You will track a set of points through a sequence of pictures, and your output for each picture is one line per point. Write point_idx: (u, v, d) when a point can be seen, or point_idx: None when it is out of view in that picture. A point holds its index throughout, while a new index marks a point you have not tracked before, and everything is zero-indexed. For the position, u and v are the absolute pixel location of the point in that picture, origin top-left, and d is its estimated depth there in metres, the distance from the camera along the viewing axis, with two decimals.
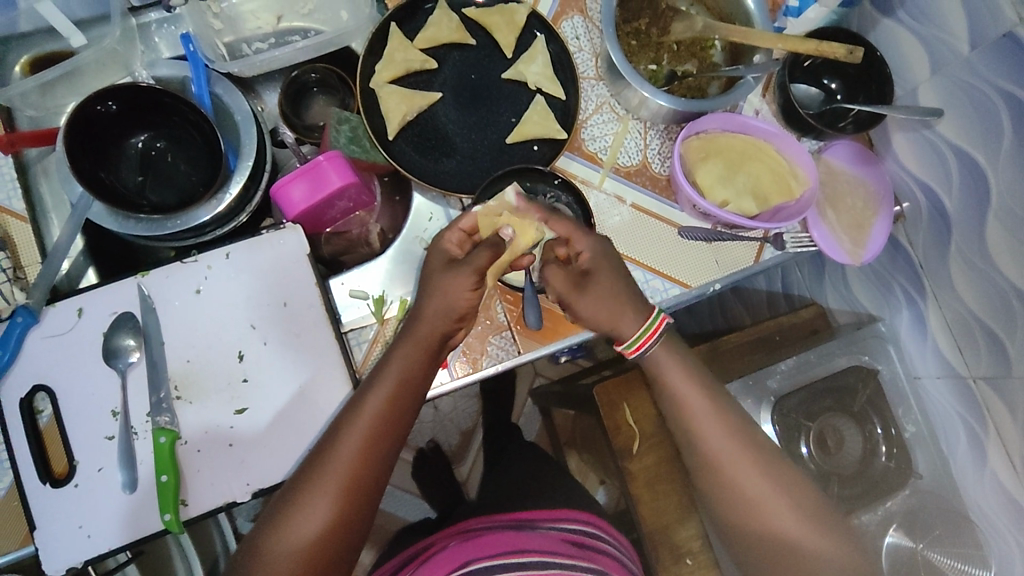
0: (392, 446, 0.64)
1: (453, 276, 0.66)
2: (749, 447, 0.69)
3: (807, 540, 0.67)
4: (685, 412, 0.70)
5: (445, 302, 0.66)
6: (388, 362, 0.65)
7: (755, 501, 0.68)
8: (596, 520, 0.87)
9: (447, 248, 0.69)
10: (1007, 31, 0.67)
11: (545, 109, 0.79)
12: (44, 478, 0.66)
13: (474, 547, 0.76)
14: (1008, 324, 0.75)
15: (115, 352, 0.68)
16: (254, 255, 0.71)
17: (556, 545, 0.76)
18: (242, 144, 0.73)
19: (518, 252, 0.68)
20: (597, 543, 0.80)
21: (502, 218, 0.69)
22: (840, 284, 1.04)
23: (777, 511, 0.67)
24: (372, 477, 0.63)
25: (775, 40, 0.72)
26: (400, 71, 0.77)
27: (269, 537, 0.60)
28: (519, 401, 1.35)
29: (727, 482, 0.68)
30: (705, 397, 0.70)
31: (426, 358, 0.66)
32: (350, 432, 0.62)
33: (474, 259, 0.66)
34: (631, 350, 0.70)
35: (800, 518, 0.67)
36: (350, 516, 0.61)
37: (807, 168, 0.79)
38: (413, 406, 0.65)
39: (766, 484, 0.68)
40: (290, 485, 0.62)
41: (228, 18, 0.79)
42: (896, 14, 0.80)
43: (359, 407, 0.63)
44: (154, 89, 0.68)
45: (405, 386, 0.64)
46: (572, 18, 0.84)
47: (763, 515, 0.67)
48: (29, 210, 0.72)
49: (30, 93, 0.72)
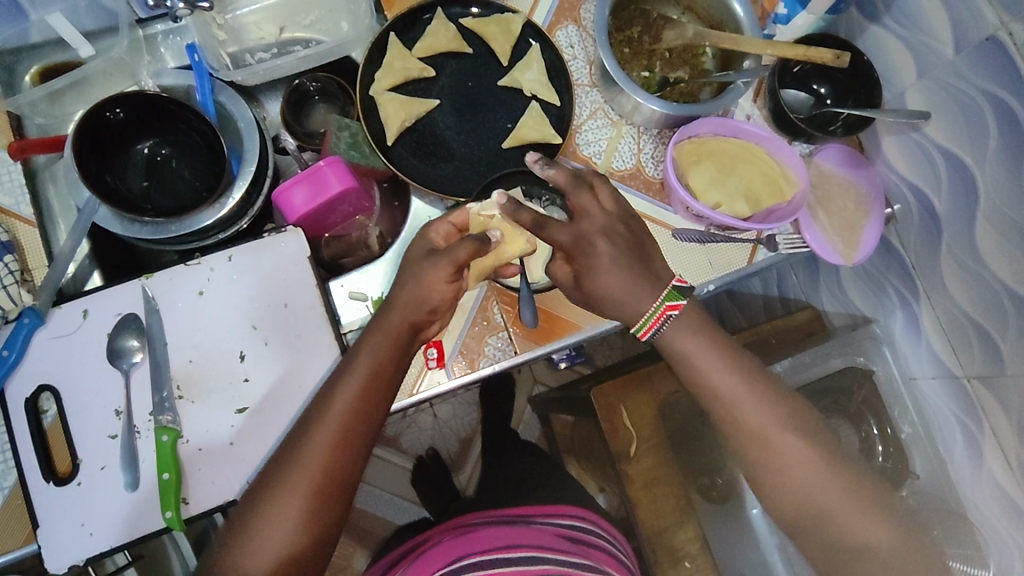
0: (364, 442, 0.64)
1: (432, 267, 0.65)
2: (792, 423, 0.67)
3: (869, 537, 0.63)
4: (722, 393, 0.68)
5: (420, 293, 0.65)
6: (355, 357, 0.65)
7: (806, 492, 0.65)
8: (589, 515, 0.90)
9: (431, 239, 0.70)
10: (990, 35, 0.68)
11: (541, 114, 0.81)
12: (48, 476, 0.67)
13: (465, 542, 0.80)
14: (999, 322, 0.75)
15: (119, 353, 0.69)
16: (256, 258, 0.73)
17: (548, 539, 0.79)
18: (245, 150, 0.75)
19: (503, 258, 0.73)
20: (592, 537, 0.84)
21: (493, 222, 0.71)
22: (835, 287, 1.06)
23: (844, 509, 0.64)
24: (342, 474, 0.62)
25: (764, 46, 0.74)
26: (399, 79, 0.79)
27: (241, 538, 0.60)
28: (518, 409, 1.36)
29: (772, 466, 0.66)
30: (733, 373, 0.68)
31: (396, 352, 0.65)
32: (318, 430, 0.62)
33: (453, 250, 0.65)
34: (642, 333, 0.69)
35: (863, 513, 0.64)
36: (320, 514, 0.61)
37: (798, 170, 0.81)
38: (383, 400, 0.65)
39: (820, 473, 0.65)
40: (261, 484, 0.62)
41: (232, 30, 0.82)
42: (882, 21, 0.82)
43: (330, 399, 0.63)
44: (160, 96, 0.70)
45: (376, 377, 0.64)
46: (566, 27, 0.86)
47: (826, 510, 0.64)
48: (36, 215, 0.74)
49: (40, 101, 0.75)
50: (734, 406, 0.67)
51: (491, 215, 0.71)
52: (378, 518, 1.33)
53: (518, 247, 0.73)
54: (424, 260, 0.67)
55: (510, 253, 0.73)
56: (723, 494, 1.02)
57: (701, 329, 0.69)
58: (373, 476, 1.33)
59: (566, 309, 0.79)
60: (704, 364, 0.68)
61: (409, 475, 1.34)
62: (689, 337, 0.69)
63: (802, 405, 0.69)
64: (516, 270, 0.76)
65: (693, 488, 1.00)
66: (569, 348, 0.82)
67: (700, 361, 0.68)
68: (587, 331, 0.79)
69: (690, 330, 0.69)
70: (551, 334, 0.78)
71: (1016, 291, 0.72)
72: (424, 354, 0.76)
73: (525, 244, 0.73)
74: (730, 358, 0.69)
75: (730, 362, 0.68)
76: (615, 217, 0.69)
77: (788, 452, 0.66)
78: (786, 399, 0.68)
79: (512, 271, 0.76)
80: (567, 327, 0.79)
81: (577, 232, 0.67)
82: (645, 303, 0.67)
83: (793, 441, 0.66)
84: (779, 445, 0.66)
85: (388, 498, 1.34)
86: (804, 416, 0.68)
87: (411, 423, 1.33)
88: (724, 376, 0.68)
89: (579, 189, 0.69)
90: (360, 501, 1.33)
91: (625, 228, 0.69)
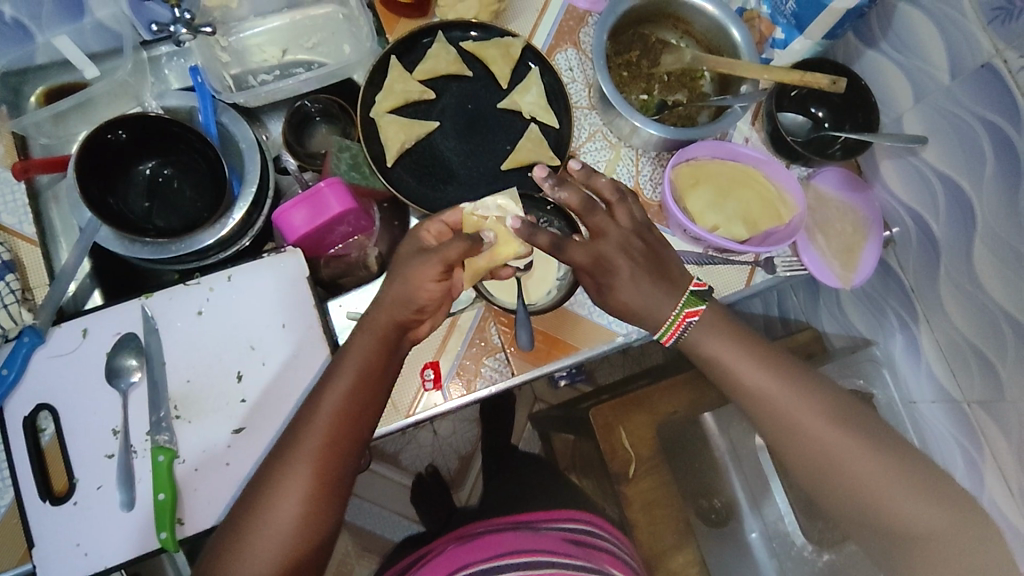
0: (355, 443, 0.64)
1: (420, 263, 0.63)
2: (823, 409, 0.67)
3: (920, 514, 0.64)
4: (749, 385, 0.67)
5: (406, 290, 0.64)
6: (343, 357, 0.65)
7: (844, 473, 0.65)
8: (597, 520, 0.89)
9: (422, 237, 0.67)
10: (985, 62, 0.69)
11: (540, 136, 0.81)
12: (44, 495, 0.67)
13: (470, 552, 0.80)
14: (999, 347, 0.75)
15: (117, 372, 0.69)
16: (255, 277, 0.73)
17: (553, 544, 0.80)
18: (245, 171, 0.76)
19: (498, 258, 0.70)
20: (598, 540, 0.84)
21: (487, 222, 0.70)
22: (834, 308, 1.06)
23: (875, 485, 0.64)
24: (336, 474, 0.63)
25: (760, 71, 0.74)
26: (399, 102, 0.80)
27: (235, 543, 0.60)
28: (519, 426, 1.34)
29: (811, 454, 0.66)
30: (757, 367, 0.68)
31: (384, 351, 0.65)
32: (308, 431, 0.62)
33: (444, 250, 0.63)
34: (666, 338, 0.69)
35: (913, 489, 0.64)
36: (317, 514, 0.62)
37: (795, 195, 0.81)
38: (372, 399, 0.65)
39: (866, 456, 0.65)
40: (254, 487, 0.62)
41: (235, 52, 0.83)
42: (879, 46, 0.83)
43: (319, 402, 0.63)
44: (162, 118, 0.71)
45: (366, 378, 0.64)
46: (566, 50, 0.87)
47: (859, 486, 0.65)
48: (39, 234, 0.75)
49: (44, 123, 0.76)
50: (774, 403, 0.67)
51: (485, 216, 0.70)
52: (375, 535, 1.33)
53: (512, 249, 0.70)
54: (412, 257, 0.65)
55: (504, 256, 0.70)
56: (721, 517, 0.99)
57: (723, 328, 0.69)
58: (372, 493, 1.33)
59: (563, 331, 0.80)
60: (735, 362, 0.68)
61: (409, 494, 1.34)
62: (716, 338, 0.68)
63: (836, 389, 0.69)
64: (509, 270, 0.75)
65: (692, 510, 0.99)
66: (570, 368, 0.83)
67: (731, 362, 0.68)
68: (583, 354, 0.80)
69: (714, 331, 0.68)
70: (547, 356, 0.78)
71: (1015, 318, 0.72)
72: (421, 375, 0.76)
73: (519, 247, 0.70)
74: (758, 355, 0.68)
75: (760, 358, 0.68)
76: (630, 232, 0.68)
77: (828, 441, 0.65)
78: (822, 387, 0.68)
79: (507, 273, 0.75)
80: (564, 350, 0.79)
81: (595, 251, 0.66)
82: (664, 309, 0.67)
83: (836, 429, 0.65)
84: (822, 434, 0.66)
85: (387, 516, 1.34)
86: (842, 400, 0.68)
87: (412, 440, 1.33)
88: (758, 374, 0.67)
89: (593, 210, 0.67)
90: (359, 519, 1.32)
91: (642, 241, 0.68)
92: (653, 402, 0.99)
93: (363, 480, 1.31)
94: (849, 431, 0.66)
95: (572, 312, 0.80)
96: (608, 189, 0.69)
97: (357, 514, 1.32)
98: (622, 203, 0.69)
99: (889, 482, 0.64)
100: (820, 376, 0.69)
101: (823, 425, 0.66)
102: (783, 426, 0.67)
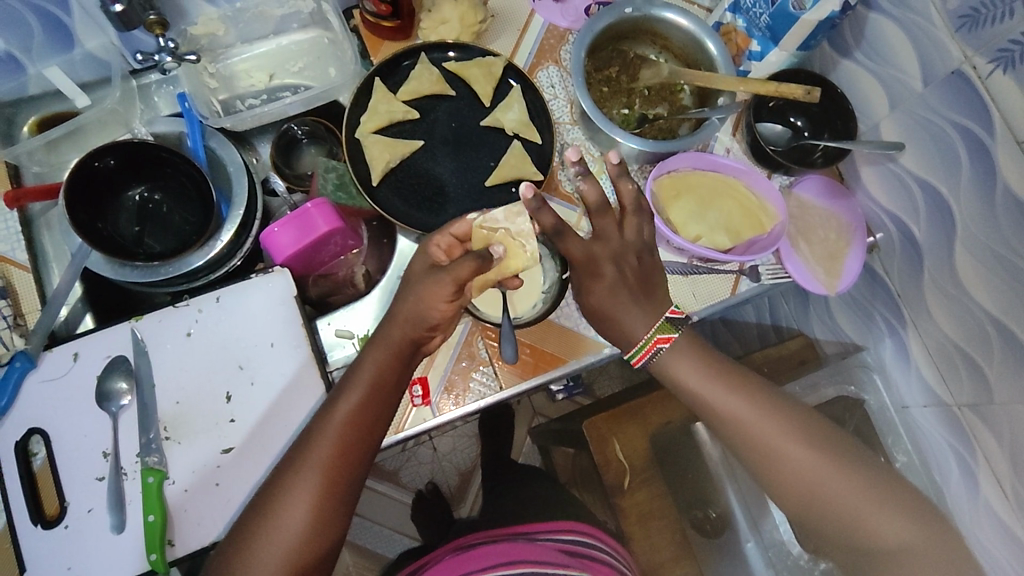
0: (365, 454, 0.65)
1: (433, 285, 0.64)
2: (802, 434, 0.65)
3: (911, 539, 0.62)
4: (725, 414, 0.66)
5: (419, 309, 0.65)
6: (358, 369, 0.66)
7: (826, 498, 0.63)
8: (594, 531, 0.88)
9: (432, 253, 0.68)
10: (955, 68, 0.70)
11: (522, 153, 0.82)
12: (36, 520, 0.67)
13: (468, 560, 0.81)
14: (984, 350, 0.75)
15: (108, 395, 0.70)
16: (243, 299, 0.74)
17: (548, 554, 0.79)
18: (233, 194, 0.77)
19: (506, 272, 0.70)
20: (600, 553, 0.82)
21: (497, 235, 0.69)
22: (824, 315, 1.07)
23: (853, 507, 0.63)
24: (342, 484, 0.63)
25: (737, 83, 0.75)
26: (383, 122, 0.81)
27: (239, 556, 0.60)
28: (518, 440, 1.35)
29: (789, 479, 0.64)
30: (735, 393, 0.67)
31: (399, 364, 0.67)
32: (317, 443, 0.62)
33: (455, 269, 0.63)
34: (634, 360, 0.70)
35: (890, 512, 0.63)
36: (324, 524, 0.62)
37: (777, 204, 0.82)
38: (381, 414, 0.66)
39: (855, 487, 0.63)
40: (262, 494, 0.62)
41: (223, 78, 0.85)
42: (853, 55, 0.84)
43: (327, 417, 0.64)
44: (151, 144, 0.72)
45: (377, 394, 0.65)
46: (547, 68, 0.89)
47: (839, 508, 0.63)
48: (31, 260, 0.77)
49: (37, 151, 0.78)
50: (755, 434, 0.65)
51: (495, 229, 0.69)
52: (374, 554, 1.33)
53: (522, 262, 0.70)
54: (425, 276, 0.66)
55: (514, 268, 0.70)
56: (716, 527, 1.01)
57: (692, 346, 0.69)
58: (371, 511, 1.33)
59: (553, 344, 0.80)
60: (715, 396, 0.67)
61: (408, 511, 1.33)
62: (693, 369, 0.67)
63: (818, 417, 0.68)
64: (519, 279, 0.75)
65: (689, 523, 1.00)
66: (565, 378, 0.83)
67: (708, 393, 0.67)
68: (574, 368, 0.80)
69: (689, 362, 0.68)
70: (535, 368, 0.79)
71: (1001, 321, 0.72)
72: (409, 391, 0.77)
73: (529, 253, 0.70)
74: (732, 384, 0.67)
75: (742, 393, 0.67)
76: (631, 247, 0.69)
77: (815, 473, 0.64)
78: (802, 417, 0.66)
79: (514, 282, 0.74)
80: (552, 363, 0.80)
81: (590, 250, 0.67)
82: (642, 325, 0.68)
83: (813, 453, 0.64)
84: (803, 465, 0.64)
85: (387, 534, 1.33)
86: (818, 424, 0.67)
87: (411, 458, 1.33)
88: (743, 409, 0.66)
89: (604, 213, 0.68)
90: (358, 536, 1.32)
91: (637, 259, 0.69)
92: (644, 415, 1.01)
93: (363, 499, 1.31)
94: (836, 461, 0.64)
95: (561, 324, 0.81)
96: (630, 199, 0.68)
97: (356, 532, 1.32)
98: (637, 216, 0.69)
99: (865, 504, 0.63)
100: (802, 406, 0.68)
101: (801, 449, 0.64)
102: (761, 451, 0.65)
